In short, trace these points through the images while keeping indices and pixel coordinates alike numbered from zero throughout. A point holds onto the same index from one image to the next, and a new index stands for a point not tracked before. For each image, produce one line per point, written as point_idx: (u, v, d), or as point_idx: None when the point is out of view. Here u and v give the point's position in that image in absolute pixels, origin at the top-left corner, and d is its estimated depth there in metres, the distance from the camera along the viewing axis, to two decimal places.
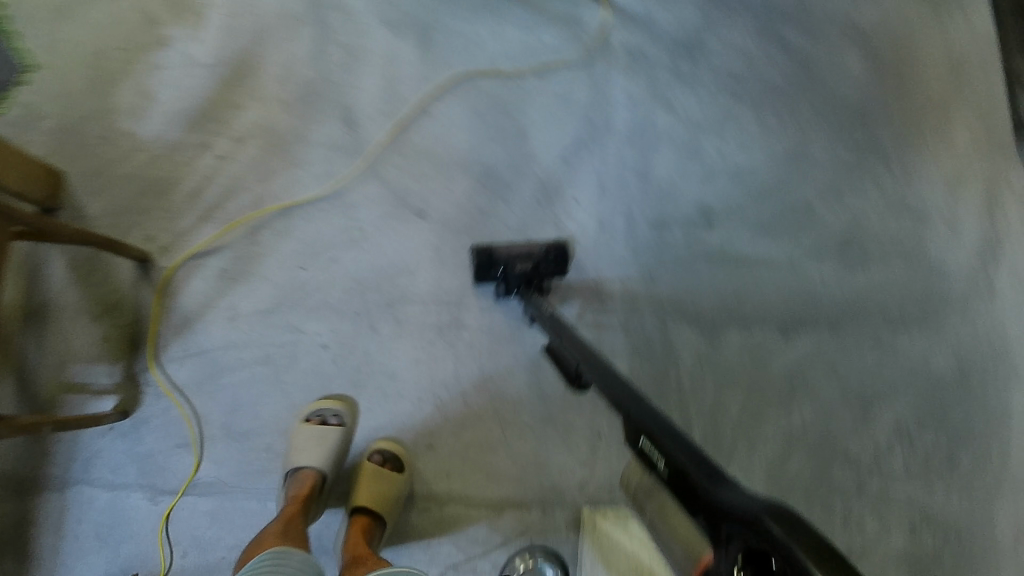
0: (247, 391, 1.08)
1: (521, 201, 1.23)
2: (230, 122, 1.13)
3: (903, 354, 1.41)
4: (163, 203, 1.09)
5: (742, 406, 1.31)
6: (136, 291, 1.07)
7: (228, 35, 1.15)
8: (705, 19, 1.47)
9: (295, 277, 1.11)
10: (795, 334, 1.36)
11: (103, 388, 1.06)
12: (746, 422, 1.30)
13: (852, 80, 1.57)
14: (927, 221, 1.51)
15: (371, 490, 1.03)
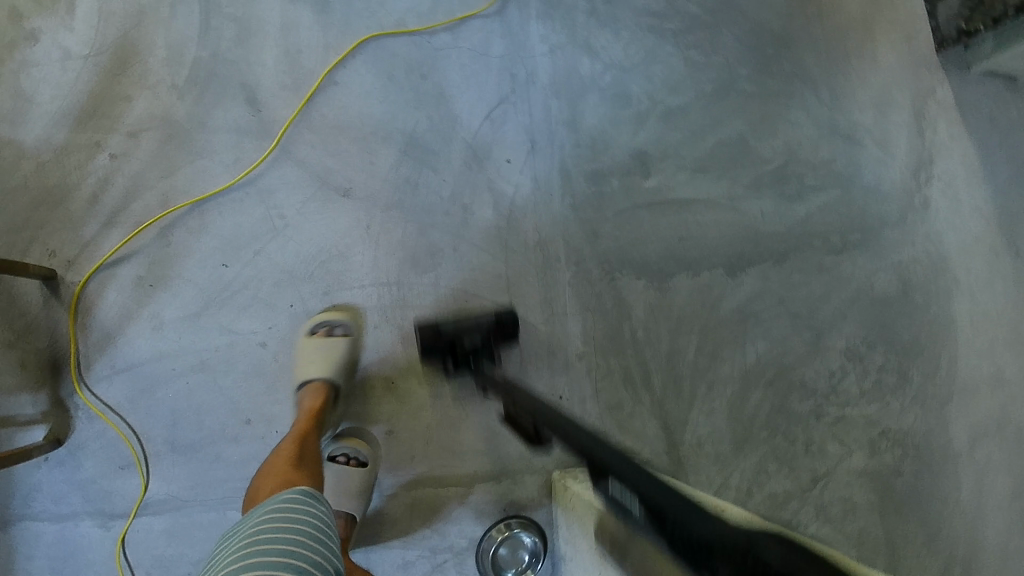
0: (187, 401, 1.03)
1: (450, 169, 1.18)
2: (119, 116, 1.03)
3: (850, 279, 1.44)
4: (61, 212, 1.00)
5: (698, 351, 1.31)
6: (46, 312, 0.99)
7: (101, 20, 1.05)
8: None
9: (219, 276, 1.05)
10: (742, 272, 1.36)
11: (31, 418, 0.98)
12: (703, 364, 1.31)
13: (775, 5, 1.53)
14: (859, 142, 1.53)
15: (345, 493, 1.04)
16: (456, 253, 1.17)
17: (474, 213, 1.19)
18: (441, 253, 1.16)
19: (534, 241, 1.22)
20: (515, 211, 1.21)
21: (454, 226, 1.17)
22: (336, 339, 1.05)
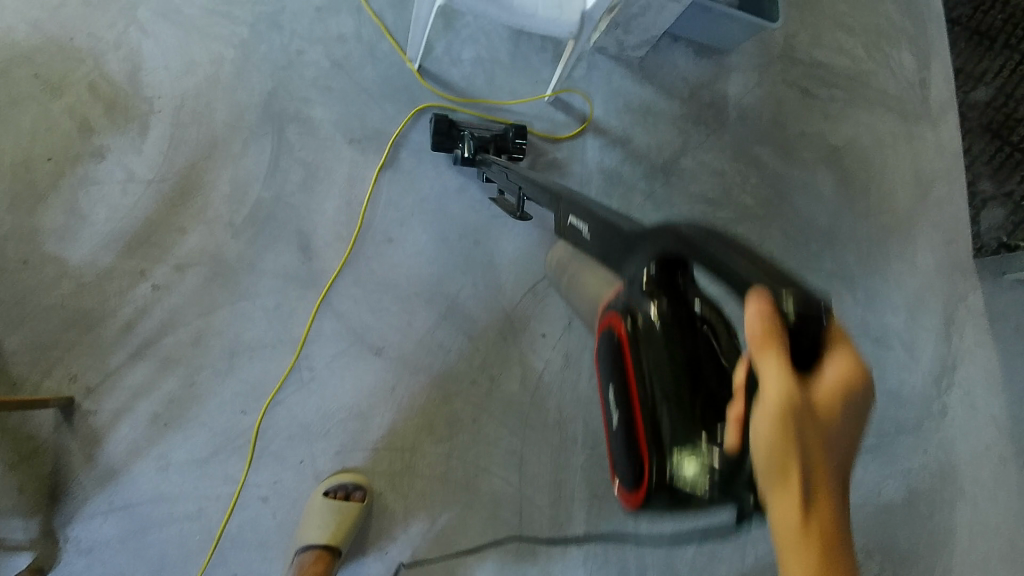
0: (177, 548, 1.00)
1: (485, 338, 1.17)
2: (169, 247, 1.03)
3: (858, 486, 1.43)
4: (91, 337, 0.99)
5: None
6: (55, 438, 0.98)
7: (172, 147, 1.06)
8: (682, 140, 1.45)
9: (234, 423, 1.03)
10: None
11: (18, 544, 0.95)
12: None
13: (824, 201, 1.55)
14: (888, 347, 1.52)
15: None
16: (475, 425, 1.14)
17: (502, 384, 1.17)
18: (461, 423, 1.14)
19: (555, 421, 1.18)
20: (542, 388, 1.19)
21: (478, 396, 1.15)
22: (350, 501, 1.03)
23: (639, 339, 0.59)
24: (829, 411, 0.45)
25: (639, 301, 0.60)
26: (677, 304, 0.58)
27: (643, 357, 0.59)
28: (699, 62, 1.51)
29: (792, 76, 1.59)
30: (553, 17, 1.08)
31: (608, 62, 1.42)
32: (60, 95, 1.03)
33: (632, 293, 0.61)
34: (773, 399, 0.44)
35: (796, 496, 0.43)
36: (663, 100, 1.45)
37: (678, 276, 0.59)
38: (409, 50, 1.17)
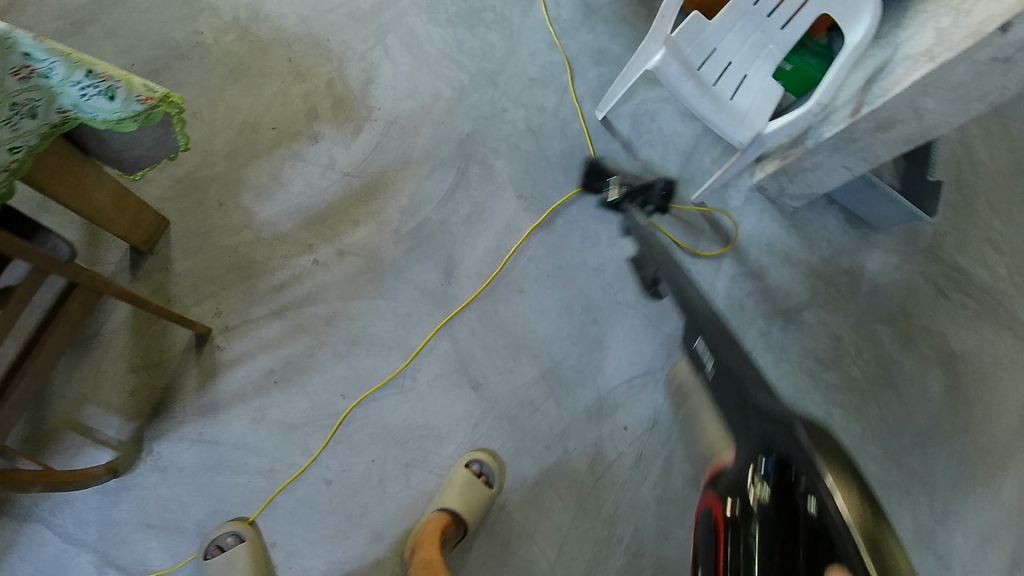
0: (237, 498, 1.03)
1: (572, 411, 1.21)
2: (340, 232, 1.15)
3: None
4: (246, 283, 1.09)
5: None
6: (180, 359, 1.05)
7: (374, 152, 1.20)
8: (809, 295, 1.48)
9: (331, 403, 1.09)
10: None
11: (106, 440, 1.01)
12: None
13: (928, 400, 1.53)
14: (948, 568, 1.43)
15: None
16: (535, 487, 1.17)
17: (572, 459, 1.19)
18: (523, 480, 1.16)
19: (607, 513, 1.19)
20: (608, 476, 1.20)
21: (548, 462, 1.18)
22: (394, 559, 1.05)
23: (737, 529, 0.57)
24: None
25: (738, 490, 0.59)
26: (787, 508, 0.54)
27: (737, 551, 0.55)
28: (846, 231, 1.56)
29: (929, 272, 1.61)
30: (733, 126, 1.22)
31: (764, 202, 1.51)
32: (303, 80, 1.19)
33: (744, 480, 0.60)
34: None
35: None
36: (804, 252, 1.51)
37: (790, 475, 0.56)
38: (600, 101, 1.33)
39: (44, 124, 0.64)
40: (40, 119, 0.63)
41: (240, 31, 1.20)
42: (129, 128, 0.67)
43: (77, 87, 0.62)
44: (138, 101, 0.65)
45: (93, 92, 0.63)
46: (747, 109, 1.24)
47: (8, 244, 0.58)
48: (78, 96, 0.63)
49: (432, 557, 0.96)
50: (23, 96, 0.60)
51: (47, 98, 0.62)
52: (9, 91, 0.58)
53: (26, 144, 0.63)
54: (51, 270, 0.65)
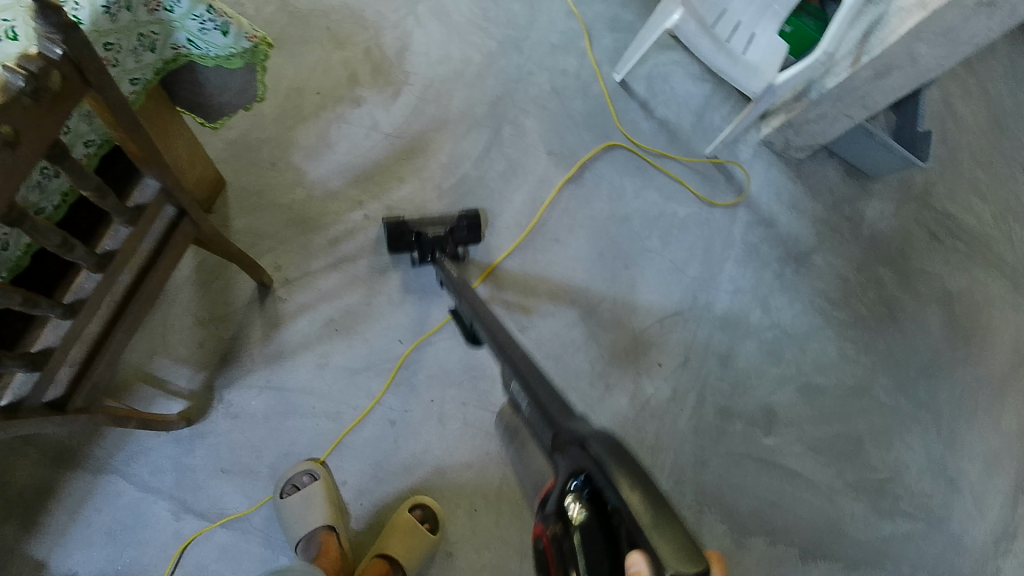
0: (307, 440, 1.09)
1: (611, 350, 1.29)
2: (387, 189, 1.21)
3: None
4: (301, 239, 1.15)
5: None
6: (244, 311, 1.10)
7: (412, 113, 1.26)
8: (817, 240, 1.56)
9: (390, 347, 1.15)
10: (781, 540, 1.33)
11: (179, 390, 1.06)
12: None
13: (930, 336, 1.62)
14: (959, 490, 1.52)
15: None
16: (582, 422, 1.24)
17: (613, 395, 1.27)
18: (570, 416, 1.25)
19: (650, 444, 1.28)
20: (648, 410, 1.29)
21: (593, 399, 1.25)
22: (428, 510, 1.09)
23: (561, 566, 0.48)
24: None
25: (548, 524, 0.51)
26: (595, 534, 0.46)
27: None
28: (847, 181, 1.65)
29: (924, 219, 1.71)
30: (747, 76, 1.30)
31: (771, 154, 1.59)
32: (342, 47, 1.25)
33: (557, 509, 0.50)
34: None
35: None
36: (810, 201, 1.59)
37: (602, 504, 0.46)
38: (618, 64, 1.41)
39: (158, 59, 0.70)
40: (157, 53, 0.69)
41: (279, 3, 1.25)
42: (234, 64, 0.74)
43: (197, 21, 0.68)
44: (245, 39, 0.72)
45: (209, 27, 0.69)
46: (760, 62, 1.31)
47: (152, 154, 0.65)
48: (198, 30, 0.68)
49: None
50: (148, 28, 0.66)
51: (164, 32, 0.68)
52: (140, 21, 0.64)
53: (143, 76, 0.70)
54: (174, 191, 0.72)
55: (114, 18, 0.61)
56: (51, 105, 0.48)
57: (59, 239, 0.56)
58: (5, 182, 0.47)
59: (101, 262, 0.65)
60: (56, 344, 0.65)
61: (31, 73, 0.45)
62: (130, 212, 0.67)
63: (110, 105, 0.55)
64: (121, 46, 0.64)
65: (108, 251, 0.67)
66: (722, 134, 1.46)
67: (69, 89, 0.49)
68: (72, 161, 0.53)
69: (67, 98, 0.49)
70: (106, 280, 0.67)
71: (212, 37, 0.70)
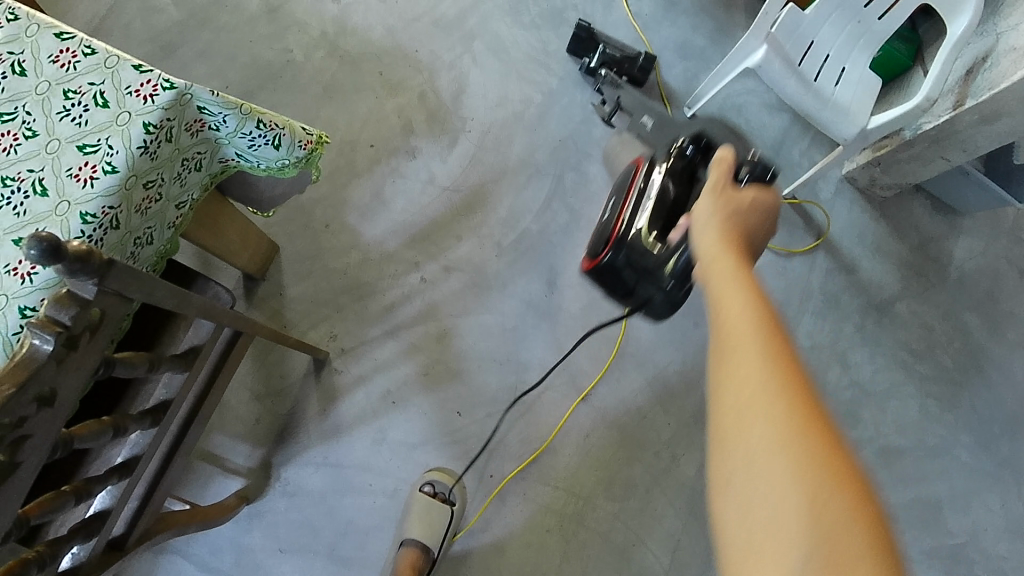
0: (365, 519, 1.05)
1: (679, 416, 1.20)
2: (444, 249, 1.13)
3: None
4: (357, 305, 1.09)
5: None
6: (301, 384, 1.06)
7: (470, 163, 1.17)
8: (900, 287, 1.43)
9: (449, 420, 1.10)
10: None
11: (235, 469, 1.02)
12: None
13: (1016, 385, 1.44)
14: None
15: None
16: (647, 495, 1.16)
17: (681, 465, 1.18)
18: (635, 488, 1.16)
19: None
20: None
21: (659, 470, 1.17)
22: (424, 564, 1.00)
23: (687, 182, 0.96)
24: (766, 219, 0.82)
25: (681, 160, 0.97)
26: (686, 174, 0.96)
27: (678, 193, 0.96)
28: (936, 218, 1.49)
29: (1017, 256, 1.50)
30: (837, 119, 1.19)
31: (853, 193, 1.46)
32: (396, 94, 1.16)
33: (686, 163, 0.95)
34: (710, 196, 0.82)
35: (725, 231, 0.75)
36: (896, 242, 1.46)
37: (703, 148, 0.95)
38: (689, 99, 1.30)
39: (205, 175, 0.66)
40: (204, 171, 0.65)
41: (330, 46, 1.17)
42: (289, 171, 0.69)
43: (249, 132, 0.62)
44: (299, 146, 0.67)
45: (261, 139, 0.63)
46: (848, 104, 1.21)
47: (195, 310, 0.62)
48: (247, 146, 0.63)
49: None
50: (194, 150, 0.62)
51: (200, 155, 0.63)
52: (180, 145, 0.59)
53: (190, 198, 0.65)
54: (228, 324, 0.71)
55: (155, 156, 0.57)
56: (90, 340, 0.46)
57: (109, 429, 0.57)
58: (46, 429, 0.45)
59: (153, 418, 0.64)
60: (111, 505, 0.64)
61: (62, 326, 0.42)
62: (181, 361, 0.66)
63: (153, 300, 0.53)
64: (164, 177, 0.60)
65: (162, 401, 0.67)
66: (805, 173, 1.36)
67: (108, 317, 0.47)
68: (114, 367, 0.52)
69: (105, 327, 0.47)
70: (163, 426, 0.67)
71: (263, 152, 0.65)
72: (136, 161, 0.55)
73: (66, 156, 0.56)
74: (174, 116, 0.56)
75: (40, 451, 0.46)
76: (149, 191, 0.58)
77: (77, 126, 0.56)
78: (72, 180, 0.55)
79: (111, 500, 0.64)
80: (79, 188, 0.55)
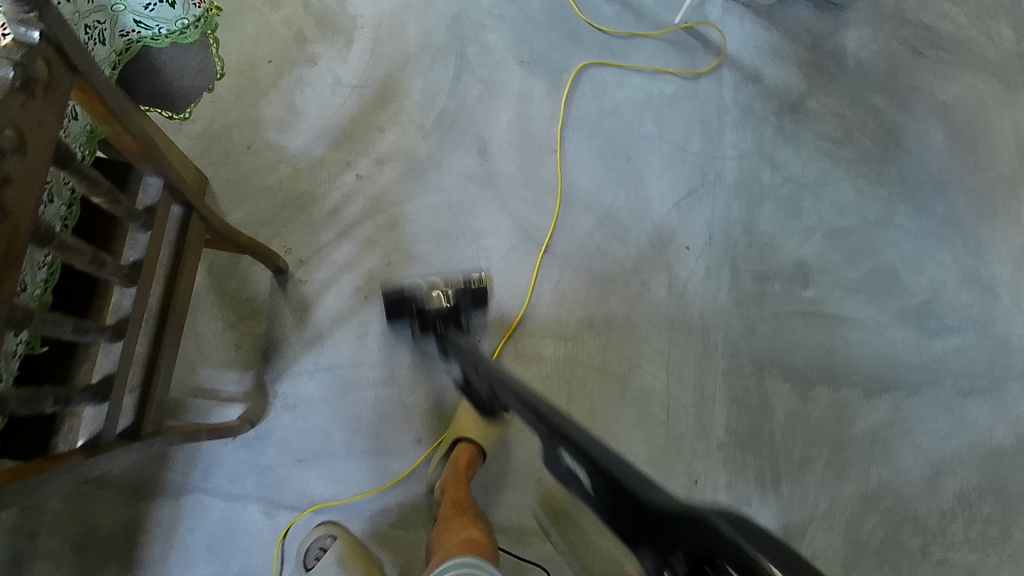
0: (372, 410, 1.07)
1: (637, 245, 1.27)
2: (371, 142, 1.15)
3: (965, 421, 1.34)
4: (303, 216, 1.10)
5: (812, 462, 1.27)
6: (270, 301, 1.07)
7: (372, 58, 1.18)
8: (806, 85, 1.50)
9: (423, 301, 1.12)
10: (845, 386, 1.32)
11: (232, 396, 1.03)
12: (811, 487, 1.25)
13: (933, 149, 1.52)
14: (996, 295, 1.43)
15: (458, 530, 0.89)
16: (628, 322, 1.23)
17: (650, 289, 1.26)
18: (615, 319, 1.23)
19: (697, 325, 1.27)
20: (687, 295, 1.28)
21: (631, 298, 1.24)
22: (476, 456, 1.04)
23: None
24: None
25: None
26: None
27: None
28: (819, 17, 1.56)
29: (903, 36, 1.59)
30: None
31: (740, 11, 1.51)
32: (279, 8, 1.17)
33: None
34: None
35: None
36: (791, 47, 1.52)
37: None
38: None
39: (111, 52, 0.68)
40: (108, 45, 0.67)
41: None
42: (193, 34, 0.71)
43: None
44: (195, 5, 0.69)
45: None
46: None
47: (144, 148, 0.61)
48: (144, 7, 0.66)
49: (460, 495, 0.95)
50: (92, 17, 0.63)
51: (98, 26, 0.64)
52: (80, 10, 0.61)
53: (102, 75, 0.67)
54: (178, 186, 0.69)
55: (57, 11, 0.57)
56: (44, 99, 0.45)
57: (87, 252, 0.56)
58: (25, 191, 0.45)
59: (130, 275, 0.63)
60: (113, 370, 0.63)
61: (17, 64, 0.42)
62: (144, 215, 0.65)
63: (95, 93, 0.52)
64: None
65: (135, 261, 0.64)
66: None
67: (57, 78, 0.46)
68: (77, 161, 0.51)
69: (55, 89, 0.46)
70: (141, 289, 0.65)
71: (163, 12, 0.67)
72: None
73: None
74: None
75: (22, 220, 0.45)
76: None
77: None
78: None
79: (113, 368, 0.64)
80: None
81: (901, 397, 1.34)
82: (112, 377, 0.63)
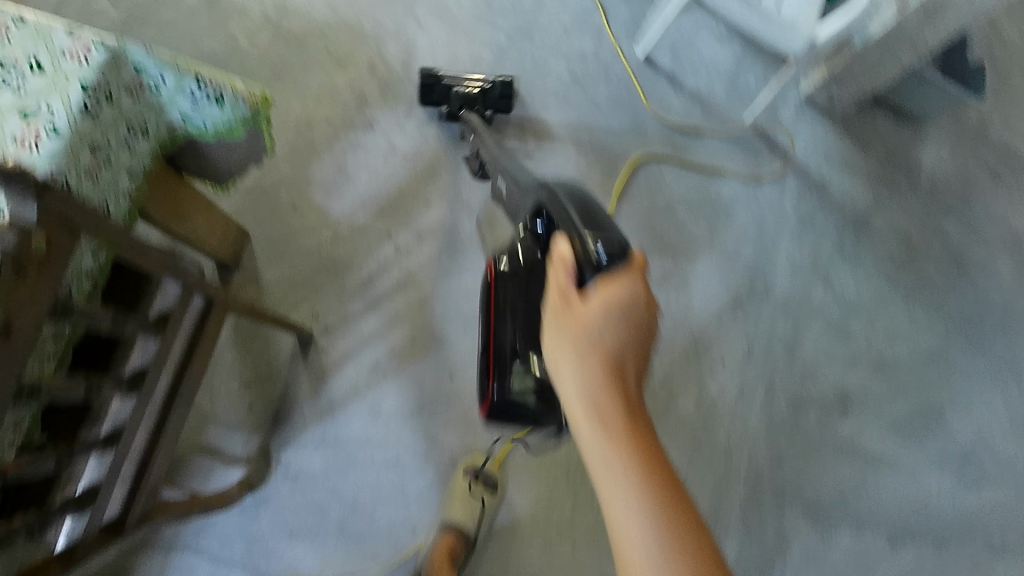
0: (372, 491, 1.05)
1: (666, 354, 1.24)
2: (414, 215, 1.13)
3: None
4: (336, 282, 1.09)
5: None
6: (290, 366, 1.06)
7: (430, 129, 1.17)
8: (873, 200, 1.42)
9: (442, 384, 1.09)
10: (869, 530, 1.25)
11: (235, 457, 1.02)
12: None
13: (1000, 284, 1.42)
14: None
15: None
16: None
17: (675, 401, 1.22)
18: None
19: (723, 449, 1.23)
20: (715, 413, 1.24)
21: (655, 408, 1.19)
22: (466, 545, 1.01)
23: None
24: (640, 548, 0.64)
25: None
26: None
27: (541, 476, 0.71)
28: (897, 128, 1.48)
29: (980, 155, 1.50)
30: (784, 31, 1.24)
31: (814, 114, 1.44)
32: (345, 68, 1.16)
33: None
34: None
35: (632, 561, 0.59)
36: (862, 158, 1.44)
37: None
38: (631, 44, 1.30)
39: (156, 142, 0.69)
40: (153, 137, 0.68)
41: (273, 29, 1.16)
42: (241, 129, 0.69)
43: (191, 90, 0.64)
44: (243, 102, 0.66)
45: (205, 97, 0.64)
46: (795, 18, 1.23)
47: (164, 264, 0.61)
48: (190, 105, 0.65)
49: None
50: (139, 114, 0.64)
51: (145, 121, 0.66)
52: (124, 109, 0.62)
53: (143, 165, 0.68)
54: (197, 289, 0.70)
55: (97, 117, 0.59)
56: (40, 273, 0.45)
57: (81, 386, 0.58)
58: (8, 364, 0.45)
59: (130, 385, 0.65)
60: (100, 481, 0.65)
61: (9, 251, 0.43)
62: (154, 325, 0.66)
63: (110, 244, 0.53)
64: (111, 141, 0.61)
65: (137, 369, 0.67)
66: (761, 97, 1.32)
67: (56, 250, 0.46)
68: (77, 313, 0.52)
69: (55, 260, 0.46)
70: (144, 392, 0.67)
71: (208, 110, 0.66)
72: (76, 120, 0.56)
73: (8, 124, 0.56)
74: (111, 74, 0.59)
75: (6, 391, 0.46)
76: (96, 155, 0.59)
77: (15, 94, 0.57)
78: (18, 146, 0.55)
79: (99, 477, 0.66)
80: (25, 153, 0.55)
81: (927, 550, 1.25)
82: (98, 486, 0.65)
